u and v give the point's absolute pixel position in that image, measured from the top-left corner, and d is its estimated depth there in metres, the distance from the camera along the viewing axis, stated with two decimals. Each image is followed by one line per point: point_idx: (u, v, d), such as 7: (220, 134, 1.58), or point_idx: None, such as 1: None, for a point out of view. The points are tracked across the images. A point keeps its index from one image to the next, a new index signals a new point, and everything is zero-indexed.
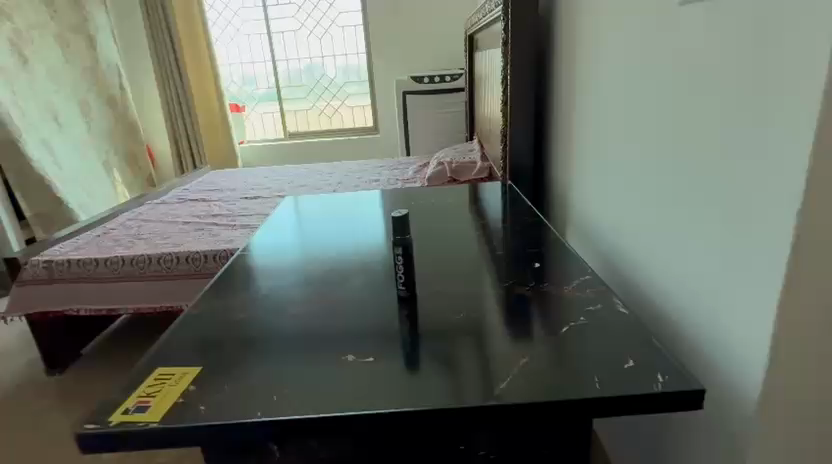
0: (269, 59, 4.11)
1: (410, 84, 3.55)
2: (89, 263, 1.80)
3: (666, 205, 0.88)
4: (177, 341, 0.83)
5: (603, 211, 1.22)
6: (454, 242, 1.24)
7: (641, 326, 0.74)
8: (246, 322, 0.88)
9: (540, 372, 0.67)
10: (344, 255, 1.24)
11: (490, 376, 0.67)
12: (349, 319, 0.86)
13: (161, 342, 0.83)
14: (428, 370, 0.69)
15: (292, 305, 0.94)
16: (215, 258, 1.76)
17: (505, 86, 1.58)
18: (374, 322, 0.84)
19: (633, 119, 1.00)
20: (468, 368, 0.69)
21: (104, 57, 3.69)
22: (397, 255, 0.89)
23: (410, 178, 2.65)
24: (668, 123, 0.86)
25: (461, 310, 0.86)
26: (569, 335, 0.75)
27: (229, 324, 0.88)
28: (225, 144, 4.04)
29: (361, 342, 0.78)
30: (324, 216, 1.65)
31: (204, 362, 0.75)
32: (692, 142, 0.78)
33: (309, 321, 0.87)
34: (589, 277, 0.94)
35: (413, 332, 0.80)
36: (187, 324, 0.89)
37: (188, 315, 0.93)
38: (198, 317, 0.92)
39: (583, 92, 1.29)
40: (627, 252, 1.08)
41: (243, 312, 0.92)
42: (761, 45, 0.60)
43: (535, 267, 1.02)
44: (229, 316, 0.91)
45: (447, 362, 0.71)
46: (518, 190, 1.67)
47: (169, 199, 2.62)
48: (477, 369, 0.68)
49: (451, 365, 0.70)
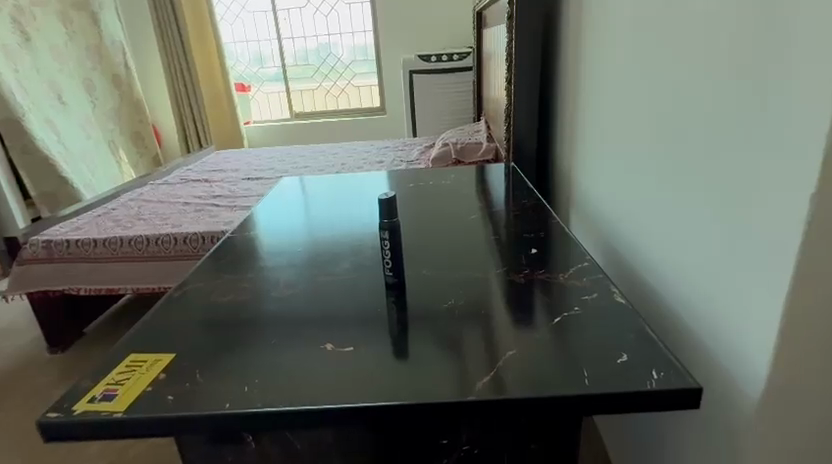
0: (275, 38, 4.04)
1: (417, 64, 3.47)
2: (87, 243, 1.79)
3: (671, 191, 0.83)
4: (156, 324, 0.80)
5: (606, 197, 1.16)
6: (451, 226, 1.20)
7: (639, 318, 0.70)
8: (229, 306, 0.86)
9: (530, 365, 0.63)
10: (340, 238, 1.20)
11: (478, 366, 0.63)
12: (332, 305, 0.83)
13: (139, 326, 0.81)
14: (413, 359, 0.66)
15: (276, 289, 0.91)
16: (212, 240, 1.74)
17: (509, 64, 1.51)
18: (358, 309, 0.81)
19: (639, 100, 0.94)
20: (455, 357, 0.66)
21: (108, 35, 3.66)
22: (385, 240, 0.82)
23: (414, 160, 2.60)
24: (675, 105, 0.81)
25: (450, 298, 0.82)
26: (562, 325, 0.71)
27: (209, 308, 0.85)
28: (231, 124, 4.00)
29: (343, 328, 0.76)
30: (324, 198, 1.61)
31: (178, 349, 0.72)
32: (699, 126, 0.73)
33: (292, 306, 0.84)
34: (587, 264, 0.89)
35: (399, 319, 0.77)
36: (170, 306, 0.87)
37: (169, 298, 0.90)
38: (180, 300, 0.89)
39: (589, 72, 1.22)
40: (630, 238, 1.04)
41: (227, 295, 0.90)
42: (775, 27, 0.55)
43: (531, 254, 0.98)
44: (211, 299, 0.89)
45: (434, 351, 0.67)
46: (521, 171, 1.61)
47: (172, 179, 2.60)
48: (463, 361, 0.64)
49: (439, 353, 0.67)
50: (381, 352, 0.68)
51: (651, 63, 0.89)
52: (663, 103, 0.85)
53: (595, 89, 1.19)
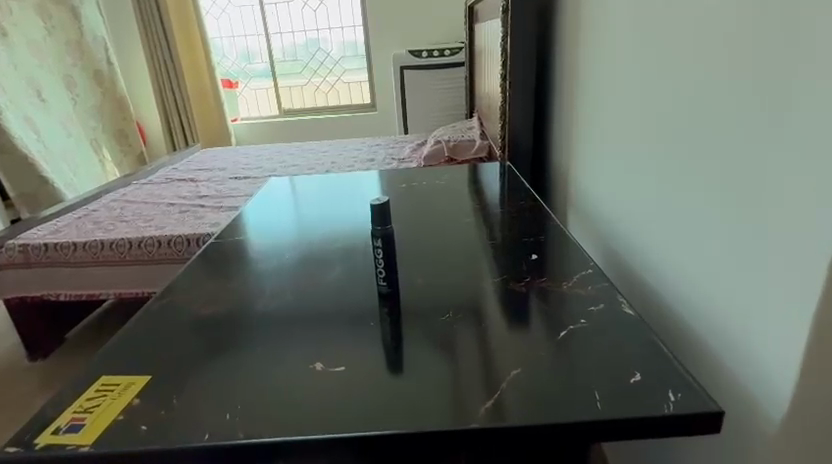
0: (262, 33, 3.96)
1: (407, 59, 3.41)
2: (66, 248, 1.71)
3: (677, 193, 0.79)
4: (128, 345, 0.74)
5: (607, 197, 1.12)
6: (447, 229, 1.15)
7: (649, 331, 0.65)
8: (209, 319, 0.80)
9: (535, 386, 0.58)
10: (329, 240, 1.15)
11: (481, 388, 0.58)
12: (322, 318, 0.77)
13: (111, 345, 0.74)
14: (410, 379, 0.61)
15: (260, 300, 0.85)
16: (197, 243, 1.67)
17: (503, 60, 1.45)
18: (347, 322, 0.76)
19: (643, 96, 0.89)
20: (456, 376, 0.61)
21: (89, 29, 3.55)
22: (377, 249, 0.77)
23: (406, 158, 2.54)
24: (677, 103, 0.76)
25: (448, 310, 0.77)
26: (567, 340, 0.66)
27: (188, 323, 0.79)
28: (218, 121, 3.92)
29: (333, 342, 0.71)
30: (313, 198, 1.55)
31: (155, 371, 0.66)
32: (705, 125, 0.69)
33: (278, 319, 0.78)
34: (591, 271, 0.84)
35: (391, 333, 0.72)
36: (146, 322, 0.80)
37: (146, 311, 0.84)
38: (156, 314, 0.83)
39: (587, 67, 1.17)
40: (633, 242, 0.99)
41: (209, 307, 0.84)
42: (797, 21, 0.50)
43: (530, 260, 0.93)
44: (190, 313, 0.82)
45: (432, 372, 0.62)
46: (517, 170, 1.57)
47: (156, 179, 2.52)
48: (463, 382, 0.60)
49: (439, 373, 0.62)
50: (372, 369, 0.64)
51: (650, 59, 0.85)
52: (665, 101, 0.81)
53: (593, 85, 1.14)
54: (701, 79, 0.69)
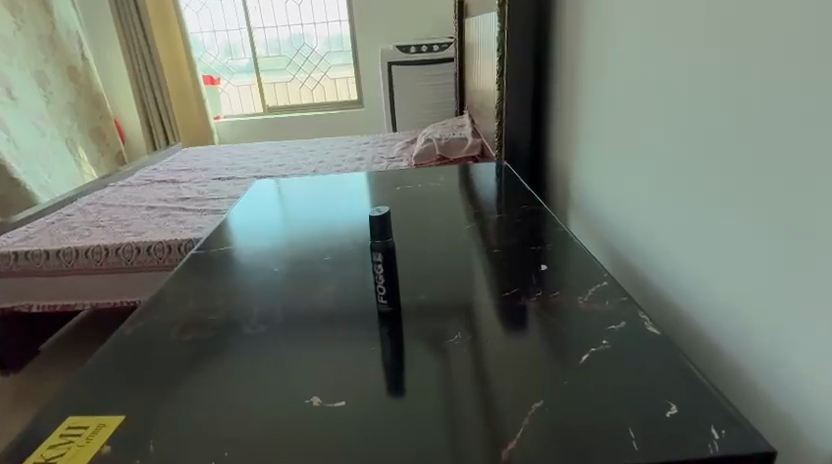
0: (244, 27, 3.85)
1: (395, 55, 3.32)
2: (38, 256, 1.61)
3: (696, 199, 0.73)
4: (96, 383, 0.66)
5: (612, 201, 1.06)
6: (446, 235, 1.08)
7: (680, 354, 0.60)
8: (193, 344, 0.72)
9: (563, 423, 0.52)
10: (320, 246, 1.07)
11: (503, 426, 0.53)
12: (303, 348, 0.70)
13: (78, 381, 0.66)
14: (425, 415, 0.55)
15: (247, 323, 0.76)
16: (180, 249, 1.58)
17: (500, 55, 1.39)
18: (344, 351, 0.68)
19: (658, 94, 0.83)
20: (474, 413, 0.55)
21: (63, 23, 3.39)
22: (377, 263, 0.70)
23: (396, 156, 2.47)
24: (702, 100, 0.70)
25: (456, 331, 0.71)
26: (593, 367, 0.60)
27: (167, 348, 0.72)
28: (200, 118, 3.80)
29: (325, 377, 0.63)
30: (303, 201, 1.47)
31: (128, 410, 0.60)
32: (735, 126, 0.63)
33: (268, 346, 0.71)
34: (607, 283, 0.78)
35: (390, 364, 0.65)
36: (119, 351, 0.72)
37: (117, 338, 0.75)
38: (130, 340, 0.74)
39: (592, 63, 1.12)
40: (642, 250, 0.94)
41: (190, 329, 0.76)
42: None
43: (541, 272, 0.86)
44: (167, 339, 0.74)
45: (446, 407, 0.56)
46: (514, 170, 1.51)
47: (135, 180, 2.41)
48: (484, 418, 0.54)
49: (455, 409, 0.56)
50: (384, 405, 0.58)
51: (670, 52, 0.78)
52: (686, 98, 0.74)
53: (598, 84, 1.09)
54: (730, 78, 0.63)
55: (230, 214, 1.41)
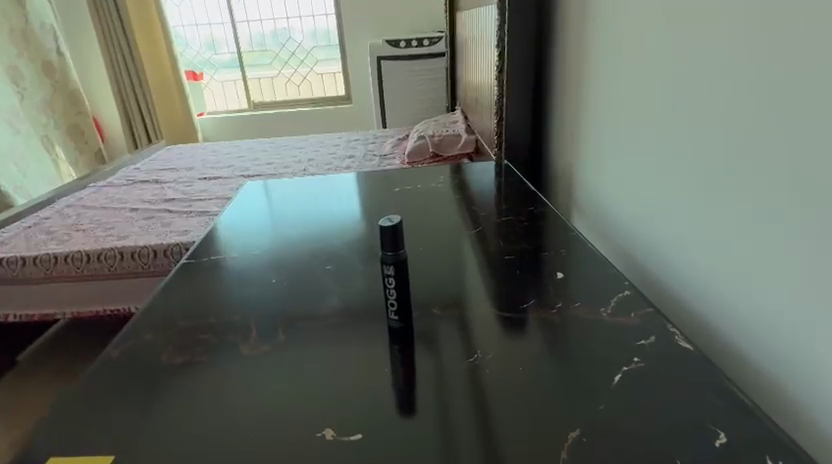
0: (228, 21, 3.74)
1: (384, 49, 3.26)
2: (14, 263, 1.51)
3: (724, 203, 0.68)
4: (86, 417, 0.59)
5: (618, 203, 1.02)
6: (450, 237, 1.03)
7: (720, 374, 0.57)
8: (187, 366, 0.66)
9: (608, 454, 0.48)
10: (317, 251, 1.02)
11: (542, 453, 0.49)
12: (305, 372, 0.63)
13: (62, 416, 0.59)
14: (452, 447, 0.51)
15: (242, 344, 0.70)
16: (165, 254, 1.51)
17: (499, 50, 1.33)
18: (353, 374, 0.62)
19: (675, 91, 0.79)
20: (508, 439, 0.51)
21: (35, 15, 3.18)
22: (387, 275, 0.64)
23: (387, 154, 2.41)
24: (729, 98, 0.66)
25: (474, 350, 0.66)
26: (628, 388, 0.56)
27: (157, 371, 0.66)
28: (183, 115, 3.68)
29: (331, 405, 0.57)
30: (296, 201, 1.42)
31: (113, 448, 0.54)
32: (770, 124, 0.59)
33: (273, 369, 0.64)
34: (630, 293, 0.74)
35: (403, 388, 0.60)
36: (106, 379, 0.65)
37: (100, 363, 0.68)
38: (116, 366, 0.67)
39: (596, 58, 1.07)
40: (656, 254, 0.89)
41: (181, 349, 0.69)
42: None
43: (557, 280, 0.80)
44: (156, 365, 0.67)
45: (478, 434, 0.52)
46: (515, 169, 1.46)
47: (117, 180, 2.32)
48: (519, 450, 0.50)
49: (488, 433, 0.52)
50: (409, 433, 0.53)
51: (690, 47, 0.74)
52: (710, 95, 0.70)
53: (604, 80, 1.04)
54: (763, 77, 0.60)
55: (221, 217, 1.34)
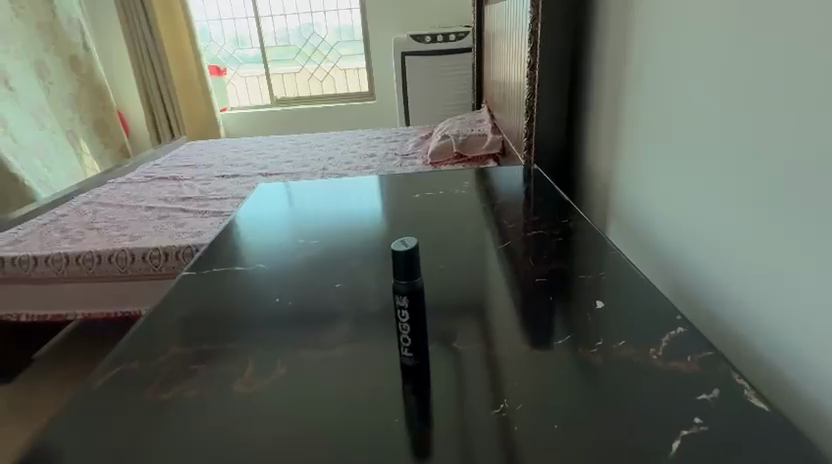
0: (252, 15, 3.70)
1: (409, 44, 3.15)
2: (26, 262, 1.48)
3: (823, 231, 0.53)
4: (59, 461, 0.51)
5: (661, 218, 0.90)
6: (474, 250, 0.93)
7: (807, 445, 0.46)
8: (169, 402, 0.58)
9: None
10: (326, 262, 0.92)
11: None
12: (299, 415, 0.55)
13: (28, 455, 0.51)
14: None
15: (237, 379, 0.61)
16: (177, 256, 1.46)
17: (531, 45, 1.22)
18: (354, 420, 0.53)
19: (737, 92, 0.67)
20: None
21: (63, 10, 3.23)
22: (400, 308, 0.55)
23: (409, 153, 2.32)
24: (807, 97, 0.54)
25: (499, 394, 0.56)
26: (693, 459, 0.46)
27: (137, 406, 0.58)
28: (206, 111, 3.67)
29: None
30: (319, 200, 1.34)
31: None
32: None
33: (263, 410, 0.56)
34: (684, 331, 0.63)
35: (414, 439, 0.50)
36: (83, 416, 0.57)
37: (79, 396, 0.60)
38: (98, 400, 0.59)
39: (638, 54, 0.96)
40: (704, 279, 0.77)
41: (165, 382, 0.62)
42: None
43: (596, 311, 0.70)
44: (141, 401, 0.59)
45: None
46: (545, 175, 1.34)
47: (136, 176, 2.29)
48: None
49: None
50: None
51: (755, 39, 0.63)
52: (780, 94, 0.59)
53: (649, 79, 0.92)
54: None
55: (238, 214, 1.27)
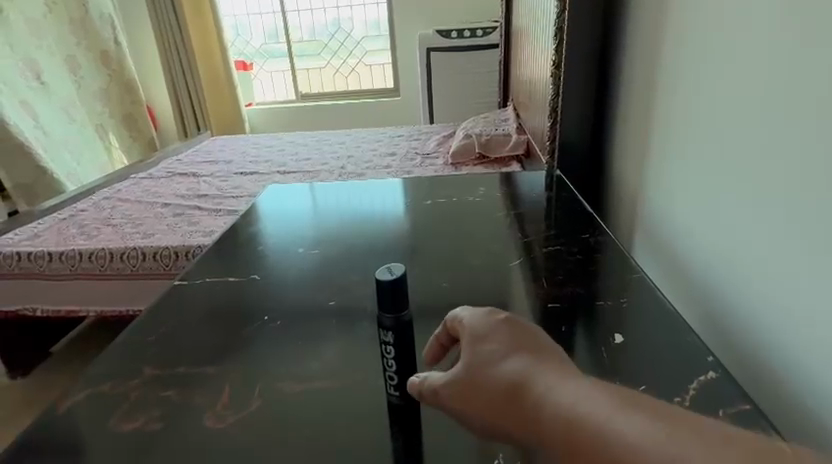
0: (278, 10, 3.70)
1: (435, 40, 3.08)
2: (41, 258, 1.49)
3: None
4: None
5: (691, 238, 0.81)
6: (485, 263, 0.86)
7: None
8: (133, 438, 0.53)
9: None
10: (324, 272, 0.86)
11: None
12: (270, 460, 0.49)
13: None
14: None
15: (209, 411, 0.56)
16: (187, 256, 1.44)
17: (557, 41, 1.14)
18: None
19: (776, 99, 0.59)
20: None
21: (94, 5, 3.29)
22: (386, 343, 0.50)
23: (430, 153, 2.26)
24: None
25: (494, 447, 0.49)
26: None
27: (99, 438, 0.54)
28: (231, 105, 3.68)
29: None
30: (341, 199, 1.27)
31: None
32: None
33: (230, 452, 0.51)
34: (714, 378, 0.55)
35: None
36: (41, 446, 0.53)
37: (40, 423, 0.56)
38: (59, 430, 0.55)
39: (669, 52, 0.87)
40: (738, 312, 0.68)
41: (134, 409, 0.58)
42: None
43: (614, 346, 0.62)
44: (103, 433, 0.55)
45: None
46: (569, 181, 1.25)
47: (157, 171, 2.30)
48: None
49: None
50: None
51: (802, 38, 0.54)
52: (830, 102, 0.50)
53: (679, 83, 0.84)
54: None
55: (255, 211, 1.22)
